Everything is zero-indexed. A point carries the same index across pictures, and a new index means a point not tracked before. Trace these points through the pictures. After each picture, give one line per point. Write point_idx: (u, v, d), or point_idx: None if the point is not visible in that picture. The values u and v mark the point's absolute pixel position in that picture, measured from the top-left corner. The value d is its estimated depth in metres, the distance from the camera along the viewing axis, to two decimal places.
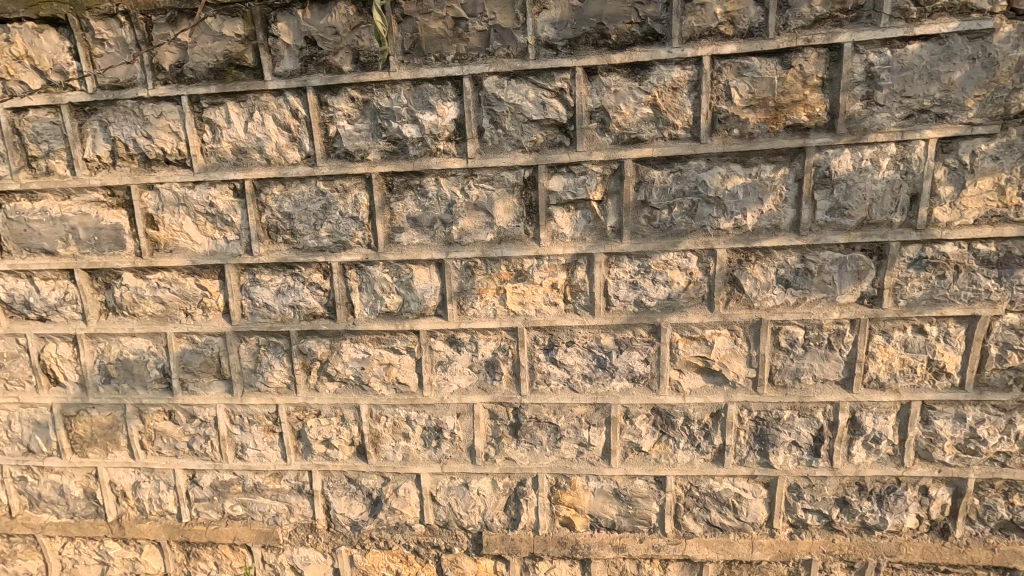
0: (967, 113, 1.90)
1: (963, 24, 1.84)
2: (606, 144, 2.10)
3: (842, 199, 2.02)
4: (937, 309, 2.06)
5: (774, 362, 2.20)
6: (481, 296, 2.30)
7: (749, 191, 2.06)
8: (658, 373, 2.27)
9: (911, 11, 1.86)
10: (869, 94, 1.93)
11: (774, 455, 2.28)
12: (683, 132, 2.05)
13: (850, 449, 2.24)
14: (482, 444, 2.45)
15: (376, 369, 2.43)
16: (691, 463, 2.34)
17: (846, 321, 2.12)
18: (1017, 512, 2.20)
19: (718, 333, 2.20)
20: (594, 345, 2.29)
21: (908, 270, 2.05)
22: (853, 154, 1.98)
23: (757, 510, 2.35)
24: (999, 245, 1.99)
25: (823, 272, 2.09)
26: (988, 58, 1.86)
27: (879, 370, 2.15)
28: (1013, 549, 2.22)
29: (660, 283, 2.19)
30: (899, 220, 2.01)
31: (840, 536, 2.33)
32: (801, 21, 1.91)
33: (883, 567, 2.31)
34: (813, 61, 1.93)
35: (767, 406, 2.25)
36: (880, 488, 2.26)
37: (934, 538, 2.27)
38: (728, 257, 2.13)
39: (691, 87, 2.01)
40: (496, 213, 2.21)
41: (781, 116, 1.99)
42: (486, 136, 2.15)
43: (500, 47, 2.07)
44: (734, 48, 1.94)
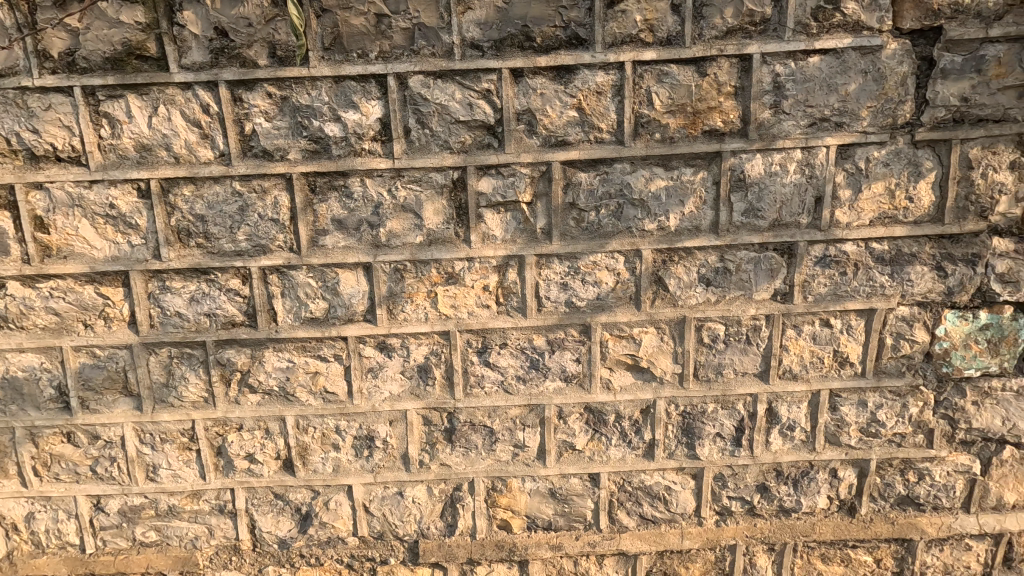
0: (862, 123, 2.06)
1: (857, 40, 1.99)
2: (534, 145, 2.11)
3: (755, 201, 2.13)
4: (841, 303, 2.22)
5: (698, 358, 2.29)
6: (411, 300, 2.25)
7: (670, 193, 2.13)
8: (590, 372, 2.32)
9: (811, 26, 1.99)
10: (777, 103, 2.05)
11: (700, 447, 2.37)
12: (608, 135, 2.10)
13: (768, 437, 2.37)
14: (417, 451, 2.40)
15: (302, 378, 2.33)
16: (623, 459, 2.40)
17: (762, 317, 2.24)
18: (913, 488, 2.40)
19: (645, 332, 2.27)
20: (527, 347, 2.30)
21: (815, 267, 2.19)
22: (763, 159, 2.10)
23: (685, 501, 2.44)
24: (891, 244, 2.17)
25: (740, 271, 2.20)
26: (878, 72, 2.02)
27: (792, 362, 2.29)
28: (910, 522, 2.42)
29: (589, 283, 2.23)
30: (806, 221, 2.15)
31: (761, 520, 2.46)
32: (714, 31, 2.00)
33: (799, 546, 2.46)
34: (726, 70, 2.03)
35: (692, 400, 2.34)
36: (795, 473, 2.41)
37: (843, 516, 2.45)
38: (652, 257, 2.20)
39: (615, 92, 2.05)
40: (425, 215, 2.17)
41: (699, 122, 2.07)
42: (413, 136, 2.10)
43: (425, 46, 2.03)
44: (654, 55, 2.01)
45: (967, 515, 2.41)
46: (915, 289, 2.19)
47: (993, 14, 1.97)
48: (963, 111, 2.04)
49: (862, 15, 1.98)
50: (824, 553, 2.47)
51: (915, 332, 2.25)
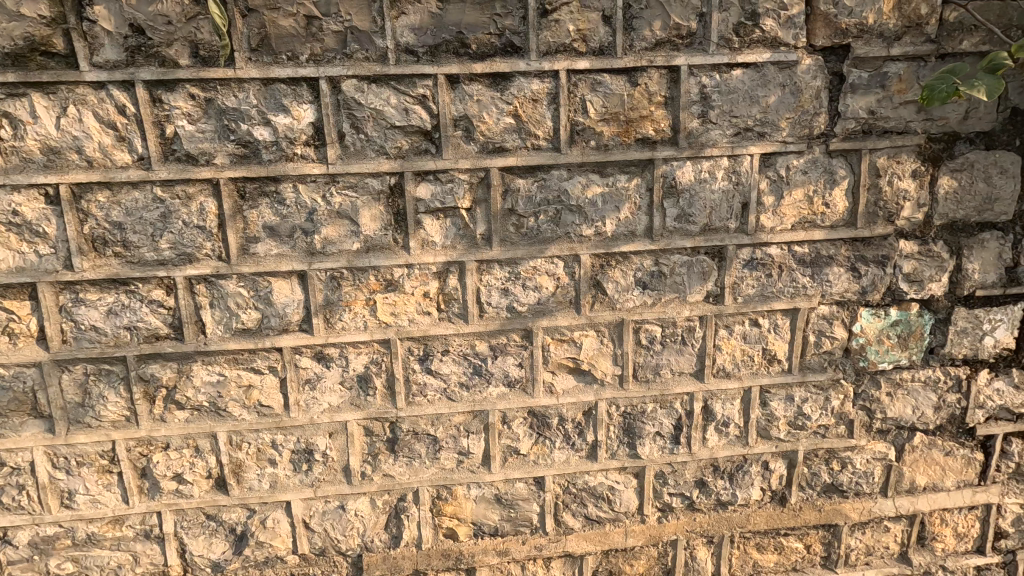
0: (782, 133, 2.18)
1: (775, 55, 2.11)
2: (471, 152, 2.11)
3: (687, 207, 2.21)
4: (768, 304, 2.33)
5: (637, 359, 2.35)
6: (349, 308, 2.20)
7: (606, 199, 2.18)
8: (532, 377, 2.33)
9: (734, 40, 2.09)
10: (704, 113, 2.14)
11: (641, 446, 2.44)
12: (545, 142, 2.13)
13: (704, 434, 2.45)
14: (358, 463, 2.34)
15: (234, 392, 2.22)
16: (567, 461, 2.43)
17: (696, 318, 2.33)
18: (837, 476, 2.55)
19: (586, 335, 2.31)
20: (469, 353, 2.29)
21: (743, 270, 2.30)
22: (693, 166, 2.18)
23: (628, 500, 2.49)
24: (811, 247, 2.30)
25: (674, 274, 2.28)
26: (795, 85, 2.14)
27: (725, 361, 2.39)
28: (835, 508, 2.57)
29: (530, 288, 2.25)
30: (734, 225, 2.25)
31: (701, 514, 2.54)
32: (644, 43, 2.07)
33: (736, 537, 2.56)
34: (656, 80, 2.10)
35: (632, 400, 2.39)
36: (731, 467, 2.50)
37: (776, 506, 2.57)
38: (591, 261, 2.24)
39: (550, 99, 2.09)
40: (362, 221, 2.13)
41: (631, 130, 2.13)
42: (348, 141, 2.06)
43: (358, 49, 1.99)
44: (587, 64, 2.05)
45: (885, 499, 2.58)
46: (834, 289, 2.34)
47: (894, 34, 2.13)
48: (870, 123, 2.20)
49: (779, 32, 2.10)
50: (759, 543, 2.59)
51: (834, 329, 2.39)
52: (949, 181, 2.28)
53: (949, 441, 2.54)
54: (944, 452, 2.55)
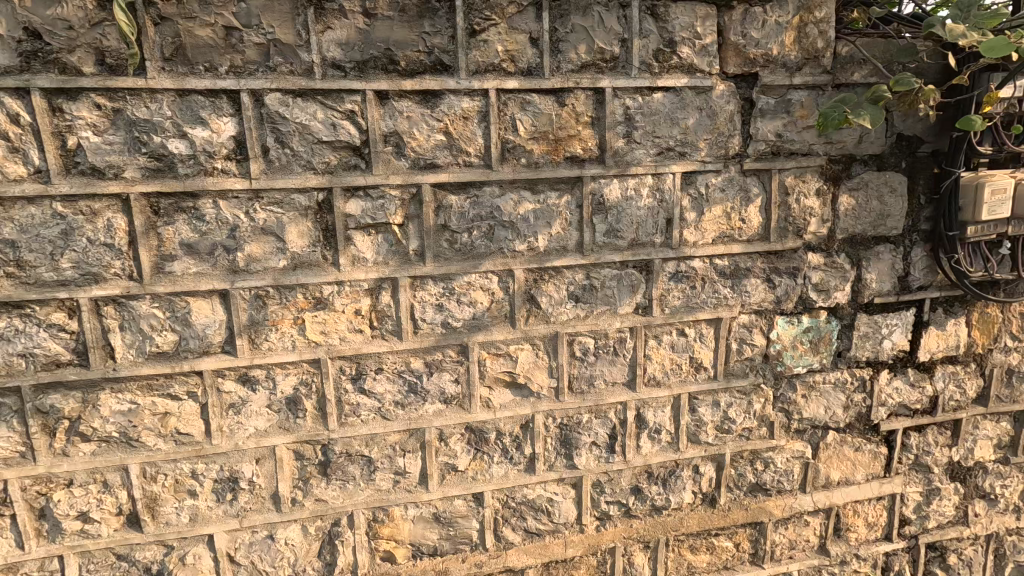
0: (700, 153, 2.31)
1: (691, 80, 2.24)
2: (402, 168, 2.10)
3: (615, 222, 2.30)
4: (693, 314, 2.45)
5: (571, 371, 2.40)
6: (276, 328, 2.12)
7: (538, 216, 2.23)
8: (469, 392, 2.33)
9: (654, 66, 2.21)
10: (628, 133, 2.24)
11: (578, 457, 2.48)
12: (476, 159, 2.15)
13: (638, 442, 2.53)
14: (288, 489, 2.24)
15: (148, 420, 2.08)
16: (505, 476, 2.43)
17: (627, 329, 2.41)
18: (761, 476, 2.69)
19: (521, 349, 2.34)
20: (404, 370, 2.26)
21: (670, 282, 2.40)
22: (620, 183, 2.27)
23: (567, 511, 2.52)
24: (730, 260, 2.45)
25: (605, 287, 2.35)
26: (711, 109, 2.29)
27: (655, 370, 2.48)
28: (760, 506, 2.71)
29: (465, 304, 2.25)
30: (659, 240, 2.35)
31: (637, 521, 2.60)
32: (570, 65, 2.14)
33: (671, 541, 2.64)
34: (582, 101, 2.18)
35: (568, 411, 2.43)
36: (664, 473, 2.59)
37: (707, 508, 2.67)
38: (524, 276, 2.28)
39: (481, 117, 2.12)
40: (289, 237, 2.06)
41: (561, 148, 2.20)
42: (272, 156, 2.00)
43: (282, 63, 1.95)
44: (516, 84, 2.10)
45: (804, 495, 2.75)
46: (751, 299, 2.49)
47: (796, 65, 2.32)
48: (778, 145, 2.37)
49: (694, 59, 2.24)
50: (693, 545, 2.68)
51: (754, 337, 2.54)
52: (848, 199, 2.49)
53: (857, 438, 2.75)
54: (854, 448, 2.75)
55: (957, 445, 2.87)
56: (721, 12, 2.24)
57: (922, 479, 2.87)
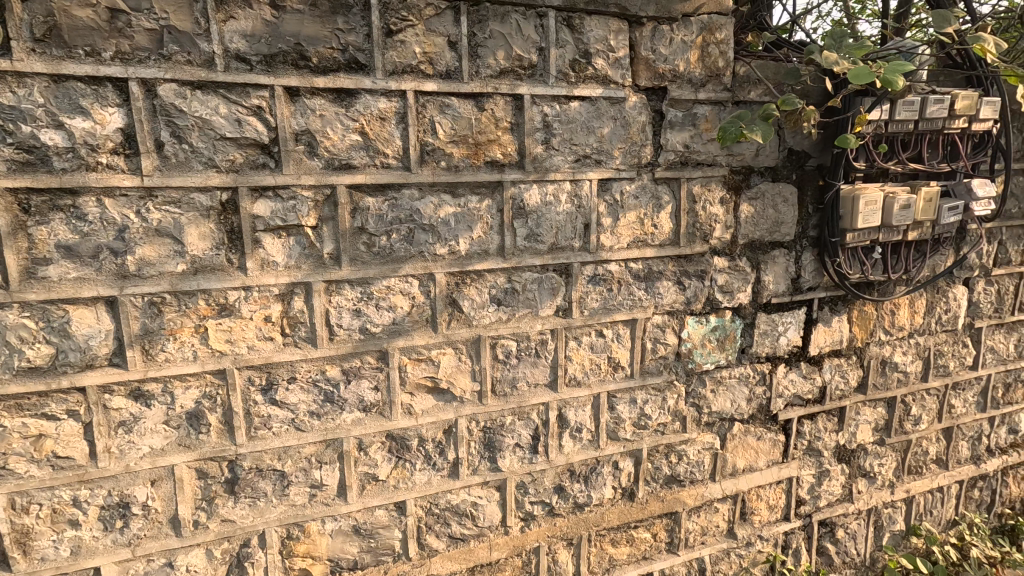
0: (615, 161, 2.42)
1: (606, 91, 2.33)
2: (315, 168, 2.02)
3: (535, 227, 2.34)
4: (610, 315, 2.55)
5: (494, 374, 2.41)
6: (174, 337, 1.95)
7: (459, 219, 2.22)
8: (389, 399, 2.27)
9: (570, 75, 2.28)
10: (547, 139, 2.29)
11: (501, 459, 2.49)
12: (395, 161, 2.11)
13: (560, 441, 2.58)
14: (189, 511, 2.07)
15: (18, 444, 1.84)
16: (429, 482, 2.39)
17: (548, 331, 2.46)
18: (675, 468, 2.84)
19: (443, 353, 2.32)
20: (319, 379, 2.16)
21: (588, 285, 2.48)
22: (539, 189, 2.32)
23: (492, 514, 2.52)
24: (644, 263, 2.57)
25: (526, 290, 2.38)
26: (625, 119, 2.39)
27: (575, 370, 2.55)
28: (675, 497, 2.86)
29: (384, 309, 2.20)
30: (578, 244, 2.43)
31: (560, 519, 2.65)
32: (489, 70, 2.16)
33: (593, 536, 2.72)
34: (502, 107, 2.20)
35: (491, 414, 2.44)
36: (586, 470, 2.66)
37: (627, 502, 2.77)
38: (446, 280, 2.26)
39: (399, 119, 2.08)
40: (188, 239, 1.92)
41: (480, 152, 2.21)
42: (167, 152, 1.85)
43: (178, 52, 1.81)
44: (435, 87, 2.09)
45: (714, 484, 2.93)
46: (664, 300, 2.63)
47: (700, 81, 2.49)
48: (686, 156, 2.52)
49: (609, 71, 2.33)
50: (613, 538, 2.77)
51: (667, 336, 2.68)
52: (748, 207, 2.70)
53: (759, 428, 2.98)
54: (756, 437, 2.98)
55: (843, 430, 3.19)
56: (633, 28, 2.35)
57: (814, 462, 3.16)
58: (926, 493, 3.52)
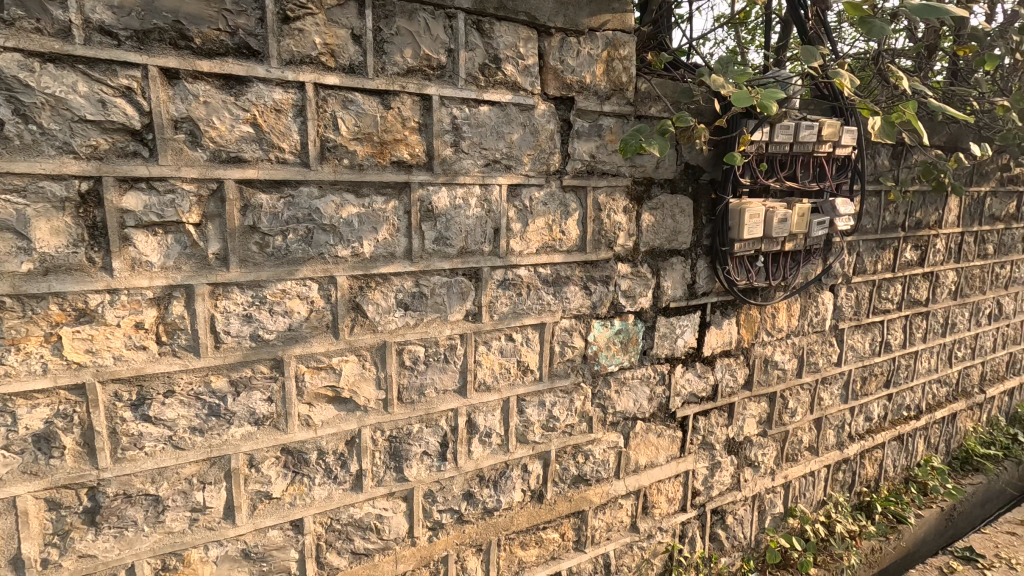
0: (525, 167, 2.45)
1: (515, 97, 2.36)
2: (199, 159, 1.83)
3: (444, 230, 2.30)
4: (519, 320, 2.57)
5: (400, 381, 2.33)
6: (17, 348, 1.69)
7: (363, 220, 2.13)
8: (285, 411, 2.12)
9: (480, 79, 2.27)
10: (456, 142, 2.26)
11: (408, 469, 2.41)
12: (292, 156, 1.98)
13: (469, 447, 2.55)
14: (36, 549, 1.79)
15: None
16: (329, 497, 2.26)
17: (457, 336, 2.43)
18: (583, 467, 2.91)
19: (345, 360, 2.20)
20: (202, 392, 1.97)
21: (498, 289, 2.49)
22: (448, 192, 2.29)
23: (398, 526, 2.42)
24: (553, 268, 2.62)
25: (434, 294, 2.34)
26: (534, 126, 2.43)
27: (485, 375, 2.53)
28: (582, 496, 2.93)
29: (278, 314, 2.05)
30: (488, 248, 2.42)
31: (469, 526, 2.62)
32: (396, 68, 2.10)
33: (502, 540, 2.72)
34: (409, 106, 2.15)
35: (397, 423, 2.36)
36: (495, 475, 2.65)
37: (536, 504, 2.80)
38: (348, 284, 2.15)
39: (296, 112, 1.96)
40: (36, 235, 1.66)
41: (386, 152, 2.13)
42: (9, 132, 1.59)
43: (23, 17, 1.57)
44: (336, 80, 1.99)
45: (619, 481, 3.05)
46: (571, 304, 2.70)
47: (605, 94, 2.59)
48: (592, 165, 2.62)
49: (518, 78, 2.36)
50: (522, 541, 2.78)
51: (574, 339, 2.76)
52: (649, 216, 2.85)
53: (659, 425, 3.15)
54: (657, 434, 3.14)
55: (732, 424, 3.46)
56: (542, 37, 2.40)
57: (707, 455, 3.39)
58: (800, 477, 3.92)
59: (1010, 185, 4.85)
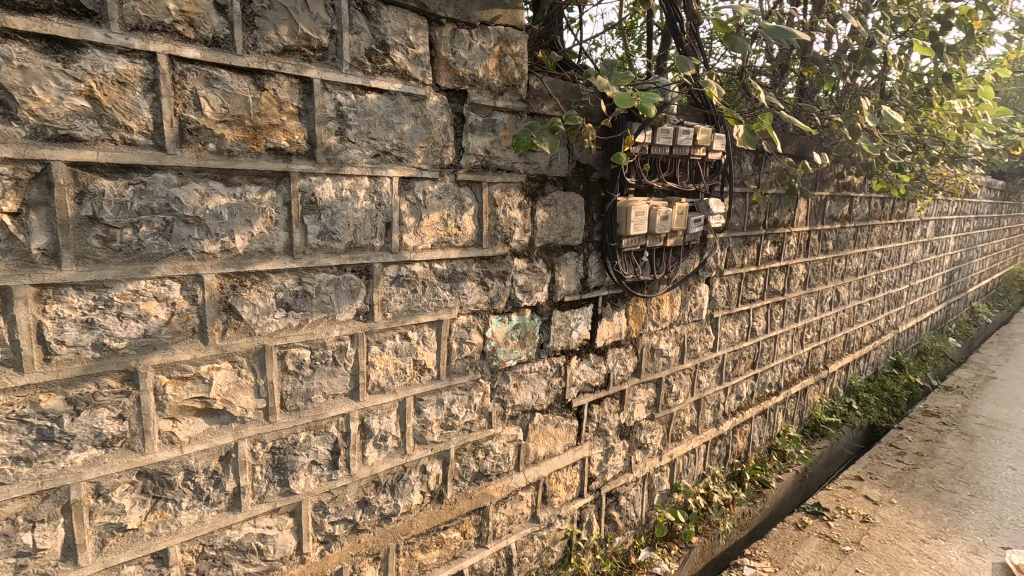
0: (417, 160, 2.37)
1: (405, 87, 2.27)
2: (15, 135, 1.53)
3: (330, 224, 2.16)
4: (414, 317, 2.49)
5: (283, 388, 2.15)
6: None
7: (234, 212, 1.92)
8: (141, 429, 1.85)
9: (367, 65, 2.16)
10: (341, 130, 2.13)
11: (294, 481, 2.22)
12: (143, 137, 1.73)
13: (363, 453, 2.42)
14: None
15: None
16: (199, 522, 2.01)
17: (346, 336, 2.29)
18: (483, 463, 2.90)
19: (216, 368, 1.98)
20: (28, 414, 1.65)
21: (391, 286, 2.38)
22: (334, 183, 2.14)
23: (284, 544, 2.23)
24: (449, 264, 2.57)
25: (320, 293, 2.18)
26: (426, 118, 2.36)
27: (378, 376, 2.42)
28: (482, 492, 2.93)
29: (130, 318, 1.78)
30: (378, 244, 2.31)
31: (365, 535, 2.48)
32: (270, 46, 1.92)
33: (401, 546, 2.62)
34: (286, 89, 1.98)
35: (281, 433, 2.17)
36: (392, 479, 2.54)
37: (436, 505, 2.74)
38: (218, 283, 1.93)
39: (147, 86, 1.72)
40: None
41: (260, 137, 1.94)
42: None
43: None
44: (198, 54, 1.77)
45: (518, 474, 3.09)
46: (468, 301, 2.67)
47: (498, 89, 2.59)
48: (487, 160, 2.61)
49: (408, 67, 2.27)
50: (423, 544, 2.71)
51: (472, 336, 2.73)
52: (543, 213, 2.91)
53: (557, 416, 3.24)
54: (555, 424, 3.23)
55: (623, 410, 3.66)
56: (433, 27, 2.33)
57: (602, 442, 3.56)
58: (683, 455, 4.27)
59: (844, 191, 5.67)
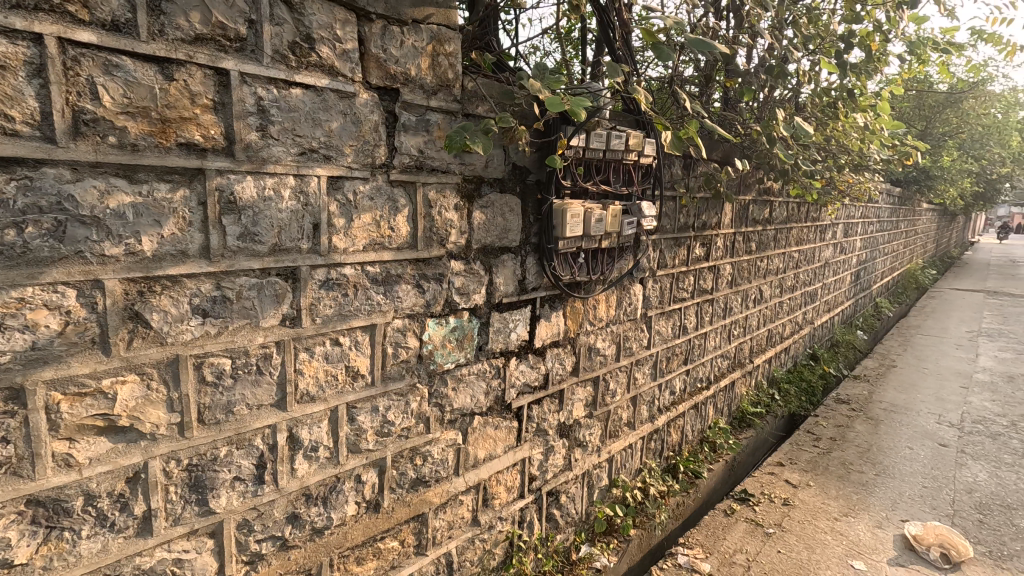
0: (347, 159, 2.29)
1: (333, 83, 2.19)
2: None
3: (251, 225, 2.04)
4: (345, 322, 2.40)
5: (200, 401, 2.00)
6: None
7: (139, 212, 1.77)
8: (30, 453, 1.66)
9: (290, 58, 2.06)
10: (262, 126, 2.02)
11: (215, 500, 2.08)
12: (27, 128, 1.56)
13: (292, 465, 2.30)
14: None
15: None
16: (103, 551, 1.83)
17: (271, 343, 2.17)
18: (421, 469, 2.84)
19: (121, 382, 1.81)
20: None
21: (320, 290, 2.29)
22: (255, 182, 2.02)
23: (204, 568, 2.08)
24: (382, 267, 2.50)
25: (241, 298, 2.05)
26: (355, 116, 2.29)
27: (308, 385, 2.31)
28: (421, 498, 2.87)
29: (14, 329, 1.59)
30: (306, 246, 2.21)
31: (295, 551, 2.36)
32: (179, 33, 1.78)
33: (335, 560, 2.51)
34: (199, 80, 1.85)
35: (199, 449, 2.02)
36: (324, 491, 2.44)
37: (373, 515, 2.65)
38: (122, 289, 1.77)
39: (32, 72, 1.55)
40: None
41: (170, 131, 1.80)
42: None
43: None
44: (94, 39, 1.62)
45: (458, 477, 3.05)
46: (403, 304, 2.61)
47: (431, 89, 2.55)
48: (421, 161, 2.57)
49: (335, 62, 2.19)
50: (358, 556, 2.61)
51: (407, 340, 2.67)
52: (480, 214, 2.90)
53: (496, 418, 3.23)
54: (494, 426, 3.22)
55: (562, 409, 3.71)
56: (362, 22, 2.26)
57: (542, 442, 3.60)
58: (621, 450, 4.39)
59: (764, 196, 6.07)
